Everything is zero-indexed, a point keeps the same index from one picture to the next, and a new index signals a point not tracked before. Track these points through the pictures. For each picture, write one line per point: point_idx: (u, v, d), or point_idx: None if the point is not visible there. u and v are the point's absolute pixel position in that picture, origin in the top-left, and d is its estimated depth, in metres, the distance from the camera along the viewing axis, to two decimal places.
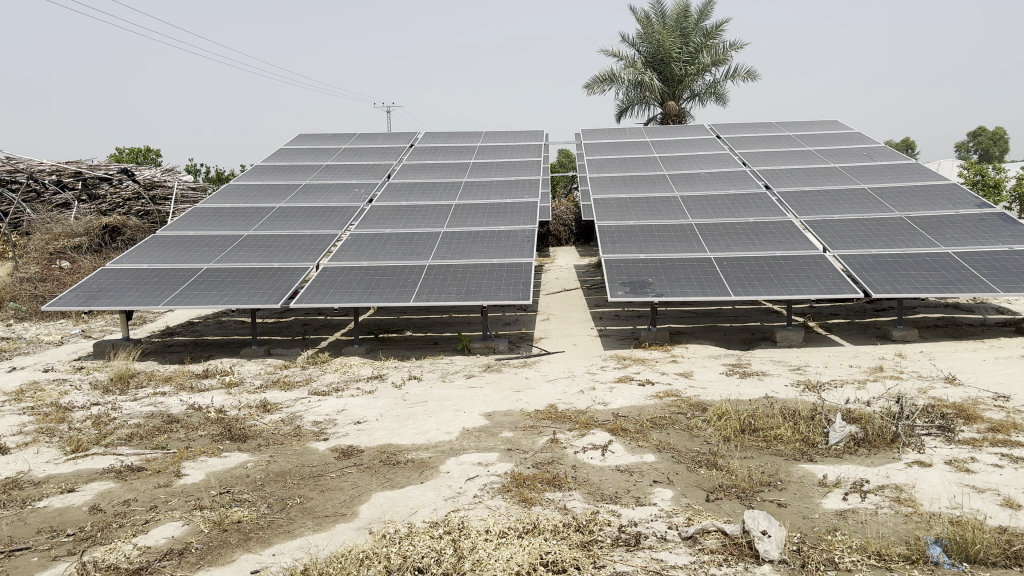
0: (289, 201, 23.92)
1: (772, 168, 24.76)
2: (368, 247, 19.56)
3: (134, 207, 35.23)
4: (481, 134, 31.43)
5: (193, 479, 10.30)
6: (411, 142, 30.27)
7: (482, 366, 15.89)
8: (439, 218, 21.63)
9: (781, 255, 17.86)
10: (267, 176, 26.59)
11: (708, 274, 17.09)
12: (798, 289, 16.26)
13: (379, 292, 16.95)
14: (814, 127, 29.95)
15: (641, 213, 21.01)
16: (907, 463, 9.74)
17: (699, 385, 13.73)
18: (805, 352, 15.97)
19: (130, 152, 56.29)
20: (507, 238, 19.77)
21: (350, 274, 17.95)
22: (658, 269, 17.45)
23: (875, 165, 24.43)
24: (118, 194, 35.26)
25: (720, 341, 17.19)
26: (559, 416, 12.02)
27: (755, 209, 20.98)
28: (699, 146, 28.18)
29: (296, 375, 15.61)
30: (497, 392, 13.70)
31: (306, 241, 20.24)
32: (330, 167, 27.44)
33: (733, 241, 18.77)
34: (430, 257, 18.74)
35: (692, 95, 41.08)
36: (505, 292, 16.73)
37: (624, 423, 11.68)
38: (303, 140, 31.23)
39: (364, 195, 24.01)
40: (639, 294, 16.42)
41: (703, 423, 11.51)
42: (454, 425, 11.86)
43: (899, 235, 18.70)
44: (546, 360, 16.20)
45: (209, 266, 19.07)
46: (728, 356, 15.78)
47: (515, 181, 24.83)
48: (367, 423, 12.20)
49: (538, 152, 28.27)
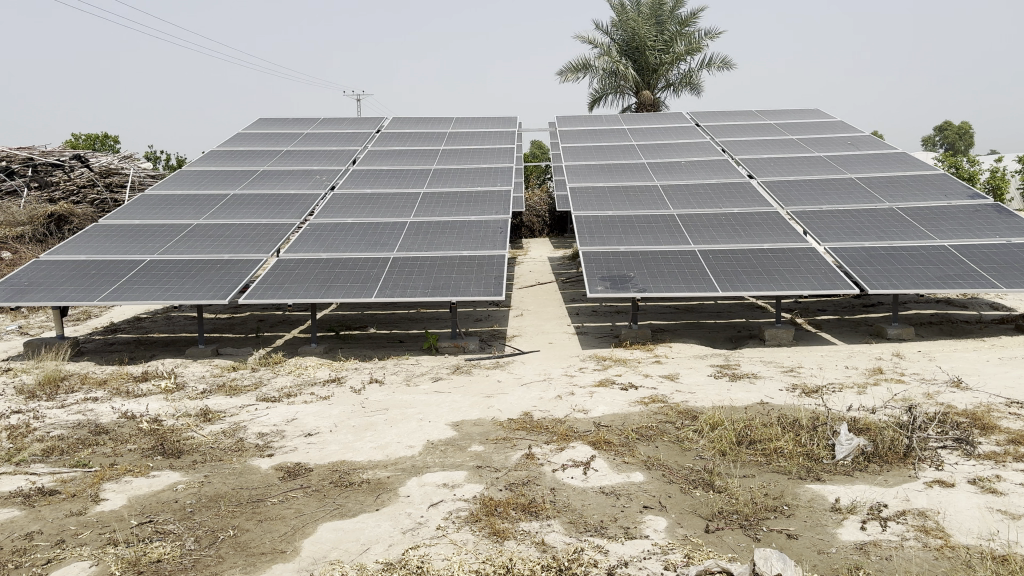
0: (245, 188, 22.34)
1: (755, 156, 23.71)
2: (329, 237, 18.12)
3: (89, 195, 33.24)
4: (452, 120, 30.02)
5: (111, 505, 8.87)
6: (378, 127, 28.78)
7: (450, 367, 14.61)
8: (405, 207, 20.23)
9: (770, 248, 16.77)
10: (222, 162, 24.93)
11: (693, 268, 15.93)
12: (791, 284, 15.16)
13: (338, 287, 15.52)
14: (796, 116, 29.06)
15: (620, 203, 19.82)
16: (927, 483, 8.68)
17: (687, 389, 12.56)
18: (796, 351, 14.91)
19: (85, 137, 53.91)
20: (478, 229, 18.45)
21: (308, 266, 16.50)
22: (640, 262, 16.25)
23: (861, 154, 23.54)
24: (72, 181, 33.26)
25: (705, 340, 16.08)
26: (534, 427, 10.78)
27: (739, 199, 19.89)
28: (678, 134, 27.07)
29: (244, 379, 14.18)
30: (465, 397, 12.44)
31: (261, 231, 18.73)
32: (291, 152, 25.89)
33: (719, 232, 17.65)
34: (396, 248, 17.37)
35: (668, 84, 39.94)
36: (476, 287, 15.42)
37: (607, 434, 10.47)
38: (263, 125, 29.62)
39: (325, 182, 22.51)
40: (620, 290, 15.21)
41: (694, 435, 10.36)
42: (416, 437, 10.58)
43: (892, 227, 17.74)
44: (520, 360, 14.97)
45: (154, 257, 17.51)
46: (715, 356, 14.67)
47: (487, 169, 23.52)
48: (320, 436, 10.84)
49: (512, 139, 26.99)
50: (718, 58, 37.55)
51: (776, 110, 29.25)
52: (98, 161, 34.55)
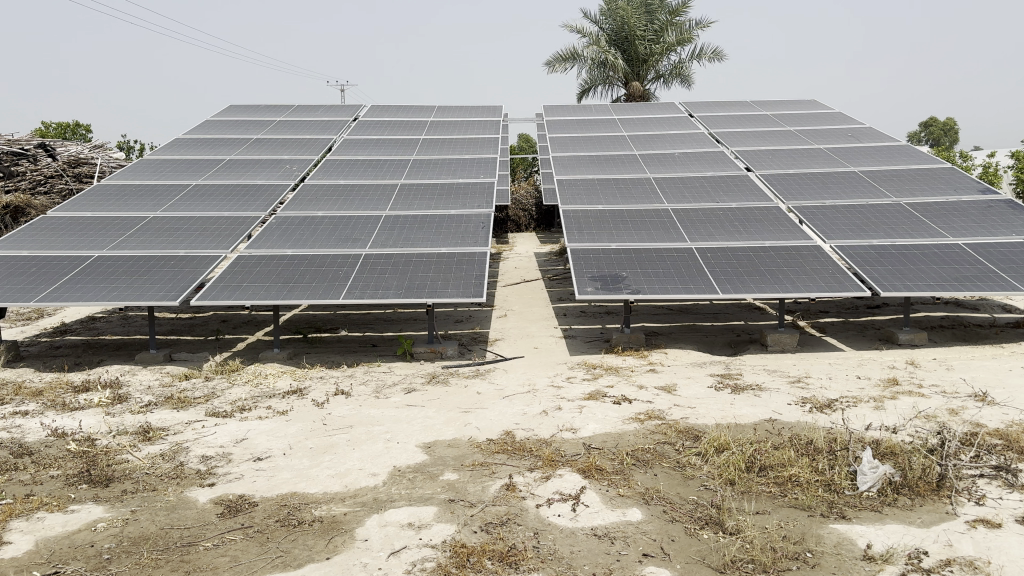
0: (209, 178, 20.86)
1: (751, 148, 22.50)
2: (296, 232, 16.72)
3: (57, 186, 31.86)
4: (433, 108, 28.63)
5: (14, 551, 7.48)
6: (355, 114, 27.33)
7: (424, 376, 13.29)
8: (381, 199, 18.86)
9: (773, 246, 15.55)
10: (187, 150, 23.41)
11: (690, 267, 14.68)
12: (797, 286, 13.94)
13: (303, 286, 14.14)
14: (793, 107, 27.92)
15: (610, 197, 18.55)
16: (969, 522, 7.47)
17: (687, 403, 11.32)
18: (802, 359, 13.71)
19: (56, 125, 52.05)
20: (458, 224, 17.11)
21: (271, 263, 15.09)
22: (632, 261, 14.99)
23: (863, 147, 22.41)
24: (40, 171, 31.62)
25: (702, 345, 14.87)
26: (516, 450, 9.51)
27: (737, 192, 18.67)
28: (670, 125, 25.83)
29: (196, 391, 12.81)
30: (440, 413, 11.13)
31: (223, 224, 17.31)
32: (261, 141, 24.40)
33: (717, 228, 16.41)
34: (368, 243, 16.01)
35: (657, 75, 38.63)
36: (454, 287, 14.09)
37: (598, 459, 9.21)
38: (234, 112, 28.07)
39: (296, 172, 21.08)
40: (611, 291, 13.93)
41: (697, 461, 9.11)
42: (381, 463, 9.27)
43: (901, 224, 16.59)
44: (502, 367, 13.67)
45: (103, 253, 16.04)
46: (714, 364, 13.45)
47: (469, 160, 22.18)
48: (272, 461, 9.51)
49: (495, 129, 25.64)
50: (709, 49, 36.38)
51: (772, 101, 28.09)
52: (67, 150, 32.81)
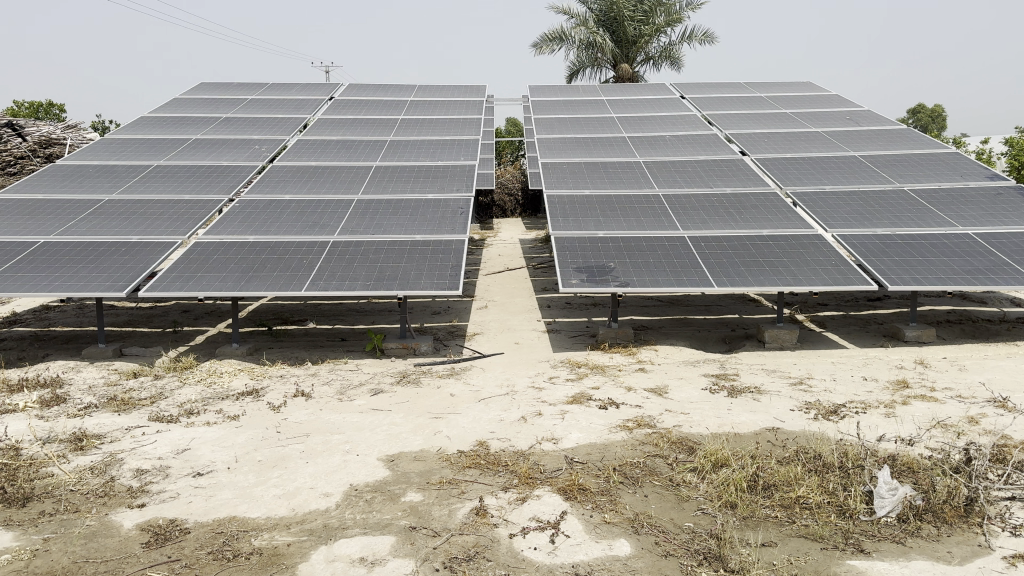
0: (172, 158, 19.54)
1: (746, 131, 21.43)
2: (260, 216, 15.52)
3: (28, 168, 30.34)
4: (414, 88, 27.34)
5: None
6: (331, 93, 26.00)
7: (394, 375, 12.20)
8: (354, 182, 17.67)
9: (772, 235, 14.51)
10: (151, 129, 22.03)
11: (683, 257, 13.63)
12: (799, 278, 12.90)
13: (263, 276, 12.98)
14: (788, 89, 26.87)
15: (598, 181, 17.44)
16: (1006, 560, 6.52)
17: (680, 408, 10.31)
18: (803, 357, 12.73)
19: (29, 105, 50.20)
20: (436, 209, 15.98)
21: (230, 251, 13.90)
22: (621, 250, 13.92)
23: (862, 130, 21.39)
24: (9, 151, 30.03)
25: (695, 341, 13.87)
26: (490, 464, 8.46)
27: (732, 177, 17.61)
28: (660, 106, 24.69)
29: (142, 391, 11.67)
30: (408, 419, 10.06)
31: (181, 208, 16.07)
32: (230, 119, 23.09)
33: (712, 215, 15.34)
34: (337, 230, 14.84)
35: (647, 58, 37.28)
36: (428, 278, 12.98)
37: (582, 475, 8.18)
38: (205, 90, 26.67)
39: (265, 152, 19.80)
40: (598, 284, 12.86)
41: (693, 479, 8.11)
42: (337, 479, 8.20)
43: (906, 212, 15.61)
44: (479, 366, 12.60)
45: (49, 238, 14.80)
46: (709, 363, 12.44)
47: (450, 142, 20.99)
48: (214, 477, 8.41)
49: (478, 109, 24.41)
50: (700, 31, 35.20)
51: (767, 84, 27.04)
52: (38, 130, 30.98)
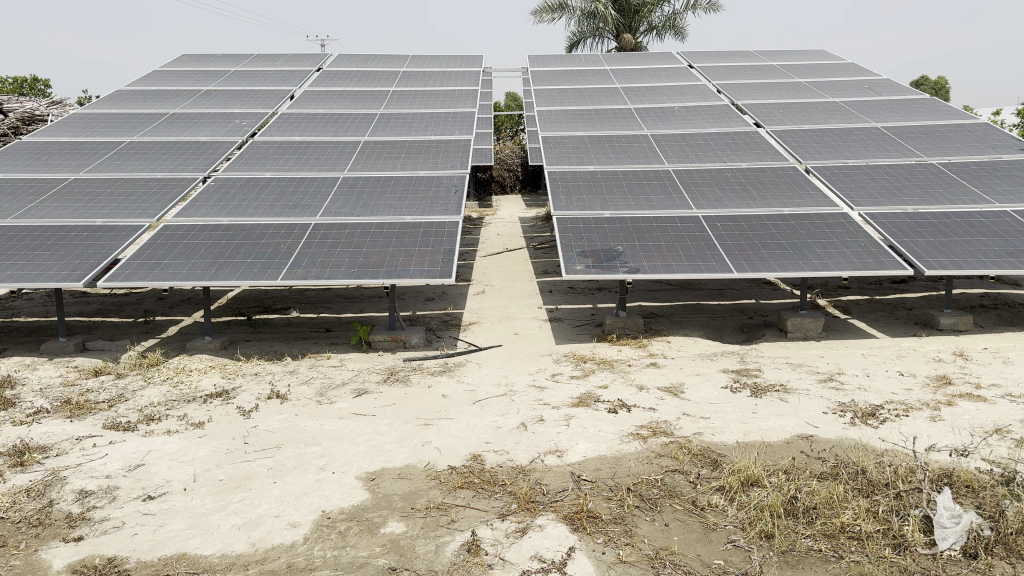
0: (146, 134, 18.21)
1: (759, 101, 20.08)
2: (236, 197, 14.27)
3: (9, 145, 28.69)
4: (407, 58, 25.90)
5: None
6: (319, 64, 24.58)
7: (381, 372, 11.04)
8: (339, 159, 16.39)
9: (793, 214, 13.27)
10: (126, 102, 20.66)
11: (698, 239, 12.41)
12: (826, 263, 11.68)
13: (235, 262, 11.77)
14: (801, 57, 25.46)
15: (603, 156, 16.17)
16: None
17: (699, 411, 9.18)
18: (830, 350, 11.58)
19: (13, 81, 48.41)
20: (427, 187, 14.74)
21: (201, 235, 12.68)
22: (630, 232, 12.71)
23: (883, 99, 20.05)
24: None
25: (710, 331, 12.71)
26: (485, 484, 7.33)
27: (748, 151, 16.33)
28: (667, 76, 23.30)
29: (102, 393, 10.53)
30: (393, 426, 8.93)
31: (152, 188, 14.80)
32: (211, 92, 21.71)
33: (727, 193, 14.09)
34: (319, 211, 13.60)
35: (650, 28, 35.63)
36: (417, 265, 11.78)
37: (591, 497, 7.06)
38: (187, 61, 25.20)
39: (246, 127, 18.48)
40: (605, 269, 11.66)
41: (720, 501, 6.98)
42: (308, 504, 7.08)
43: (938, 188, 14.38)
44: (474, 361, 11.44)
45: (6, 222, 13.57)
46: (727, 356, 11.30)
47: (443, 115, 19.65)
48: (167, 503, 7.29)
49: (474, 80, 23.01)
50: None
51: (778, 52, 25.63)
52: (20, 106, 29.42)
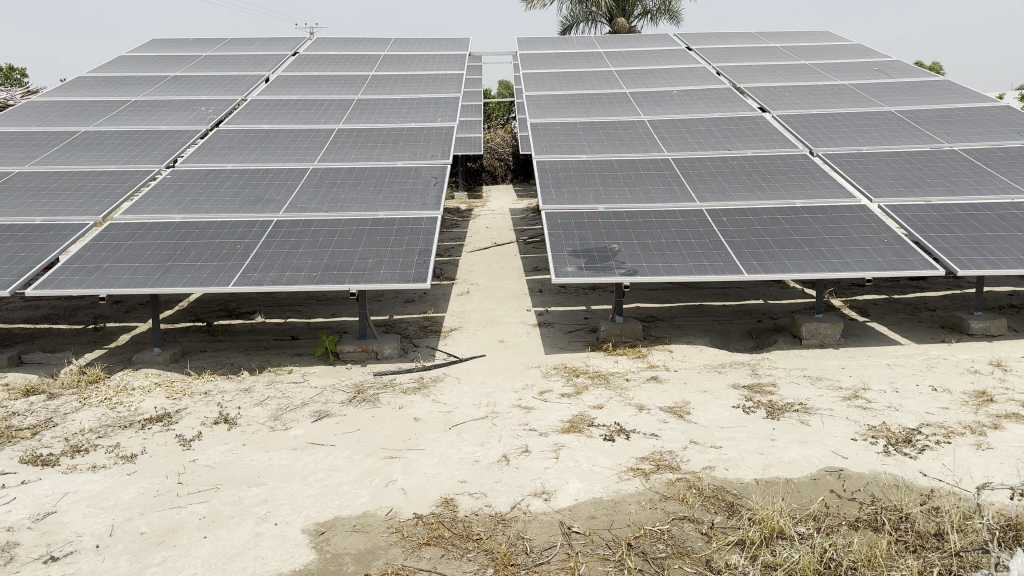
0: (103, 122, 16.76)
1: (763, 84, 18.78)
2: (192, 190, 12.91)
3: None
4: (389, 42, 24.47)
5: None
6: (296, 49, 23.12)
7: (347, 390, 9.77)
8: (310, 149, 15.04)
9: (807, 207, 12.00)
10: (84, 89, 19.15)
11: (702, 236, 11.15)
12: (847, 263, 10.43)
13: (184, 266, 10.44)
14: (805, 38, 24.13)
15: (596, 144, 14.86)
16: None
17: (709, 437, 7.95)
18: (851, 360, 10.36)
19: None
20: (404, 179, 13.41)
21: (148, 234, 11.33)
22: (627, 228, 11.44)
23: (895, 82, 18.76)
24: None
25: (716, 338, 11.47)
26: (457, 540, 6.09)
27: (754, 138, 15.04)
28: (664, 59, 21.97)
29: (27, 418, 9.22)
30: (354, 459, 7.68)
31: (101, 181, 13.41)
32: (178, 77, 20.23)
33: (733, 184, 12.80)
34: (283, 206, 12.27)
35: (644, 12, 34.13)
36: (388, 268, 10.49)
37: (584, 558, 5.82)
38: (156, 46, 23.65)
39: (212, 114, 17.05)
40: (599, 271, 10.40)
41: (742, 563, 5.75)
42: (241, 569, 5.83)
43: (963, 177, 13.14)
44: (453, 375, 10.18)
45: None
46: (737, 368, 10.07)
47: (425, 101, 18.29)
48: (73, 567, 6.02)
49: (460, 64, 21.64)
50: None
51: (781, 34, 24.30)
52: None
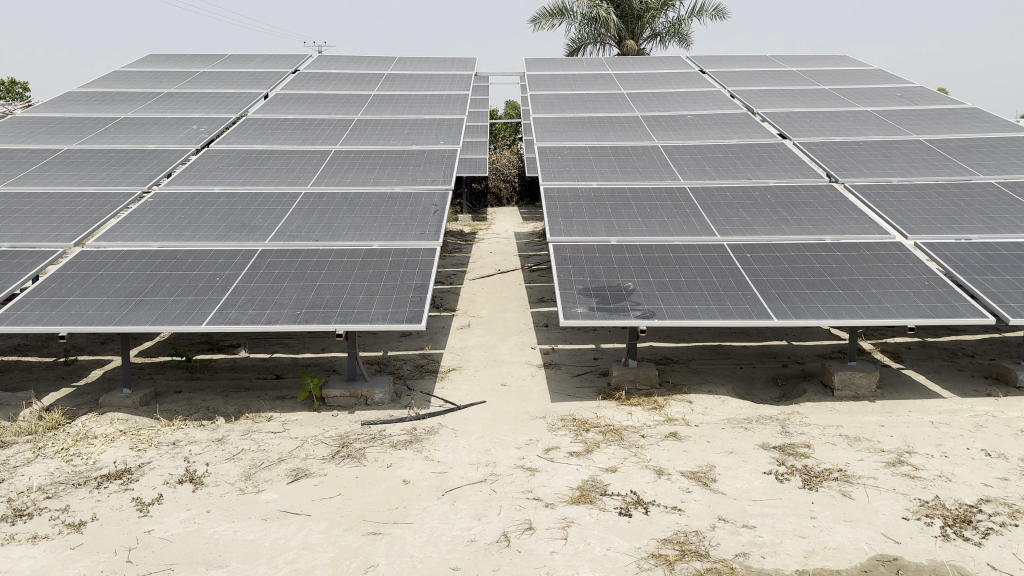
0: (87, 140, 15.88)
1: (782, 109, 17.90)
2: (174, 215, 11.99)
3: None
4: (393, 61, 23.69)
5: None
6: (295, 66, 22.32)
7: (331, 443, 8.77)
8: (304, 171, 14.15)
9: (838, 243, 11.04)
10: (72, 104, 18.32)
11: (726, 274, 10.18)
12: (887, 308, 9.45)
13: (156, 301, 9.50)
14: (822, 62, 23.28)
15: (608, 171, 13.95)
16: None
17: (740, 513, 6.92)
18: (891, 417, 9.34)
19: None
20: (401, 205, 12.49)
21: (121, 263, 10.40)
22: (642, 265, 10.48)
23: (921, 109, 17.86)
24: None
25: (739, 386, 10.46)
26: None
27: (776, 166, 14.11)
28: (677, 81, 21.12)
29: None
30: (331, 534, 6.67)
31: (78, 204, 12.50)
32: (171, 94, 19.41)
33: (756, 216, 11.86)
34: (270, 235, 11.34)
35: (653, 34, 33.32)
36: (380, 307, 9.53)
37: None
38: (151, 61, 22.85)
39: (202, 133, 16.17)
40: (613, 314, 9.42)
41: None
42: None
43: (1003, 212, 12.18)
44: (449, 426, 9.18)
45: None
46: (766, 425, 9.04)
47: (428, 122, 17.44)
48: None
49: (465, 85, 20.81)
50: (712, 6, 31.39)
51: (797, 58, 23.47)
52: None
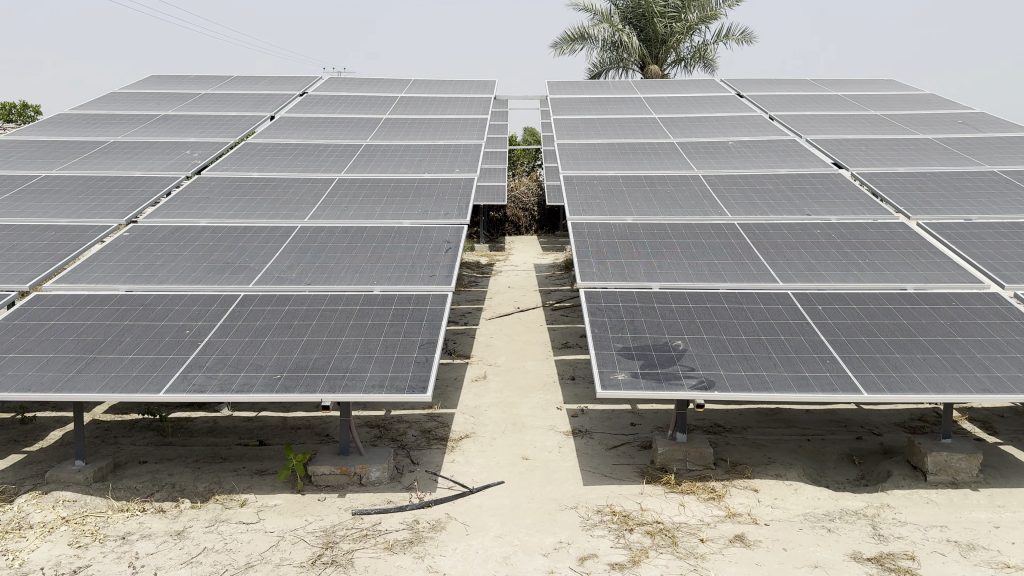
0: (69, 165, 14.50)
1: (833, 136, 16.23)
2: (150, 253, 10.50)
3: None
4: (408, 83, 22.35)
5: None
6: (304, 88, 21.01)
7: (314, 540, 7.12)
8: (303, 202, 12.63)
9: (923, 293, 9.31)
10: (60, 127, 16.99)
11: (796, 332, 8.46)
12: (998, 379, 7.70)
13: (110, 362, 7.92)
14: (867, 87, 21.61)
15: (644, 204, 12.33)
16: None
17: None
18: (1007, 515, 7.53)
19: None
20: (409, 242, 10.90)
21: (78, 312, 8.86)
22: (693, 318, 8.79)
23: (985, 137, 16.13)
24: None
25: (809, 467, 8.70)
26: None
27: (836, 200, 12.42)
28: (712, 106, 19.52)
29: None
30: None
31: (45, 240, 11.04)
32: (168, 116, 18.10)
33: (822, 259, 10.16)
34: (256, 277, 9.78)
35: (678, 59, 31.79)
36: (377, 371, 7.89)
37: None
38: (153, 82, 21.63)
39: (196, 159, 14.76)
40: (660, 382, 7.74)
41: None
42: None
43: None
44: (459, 519, 7.49)
45: None
46: (853, 525, 7.27)
47: (443, 149, 15.95)
48: None
49: (484, 108, 19.39)
50: (741, 31, 29.81)
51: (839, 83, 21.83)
52: None
